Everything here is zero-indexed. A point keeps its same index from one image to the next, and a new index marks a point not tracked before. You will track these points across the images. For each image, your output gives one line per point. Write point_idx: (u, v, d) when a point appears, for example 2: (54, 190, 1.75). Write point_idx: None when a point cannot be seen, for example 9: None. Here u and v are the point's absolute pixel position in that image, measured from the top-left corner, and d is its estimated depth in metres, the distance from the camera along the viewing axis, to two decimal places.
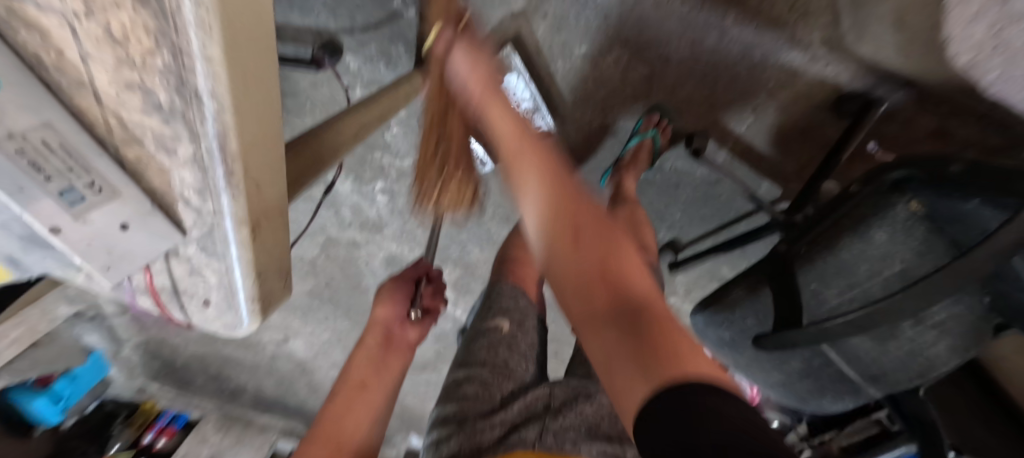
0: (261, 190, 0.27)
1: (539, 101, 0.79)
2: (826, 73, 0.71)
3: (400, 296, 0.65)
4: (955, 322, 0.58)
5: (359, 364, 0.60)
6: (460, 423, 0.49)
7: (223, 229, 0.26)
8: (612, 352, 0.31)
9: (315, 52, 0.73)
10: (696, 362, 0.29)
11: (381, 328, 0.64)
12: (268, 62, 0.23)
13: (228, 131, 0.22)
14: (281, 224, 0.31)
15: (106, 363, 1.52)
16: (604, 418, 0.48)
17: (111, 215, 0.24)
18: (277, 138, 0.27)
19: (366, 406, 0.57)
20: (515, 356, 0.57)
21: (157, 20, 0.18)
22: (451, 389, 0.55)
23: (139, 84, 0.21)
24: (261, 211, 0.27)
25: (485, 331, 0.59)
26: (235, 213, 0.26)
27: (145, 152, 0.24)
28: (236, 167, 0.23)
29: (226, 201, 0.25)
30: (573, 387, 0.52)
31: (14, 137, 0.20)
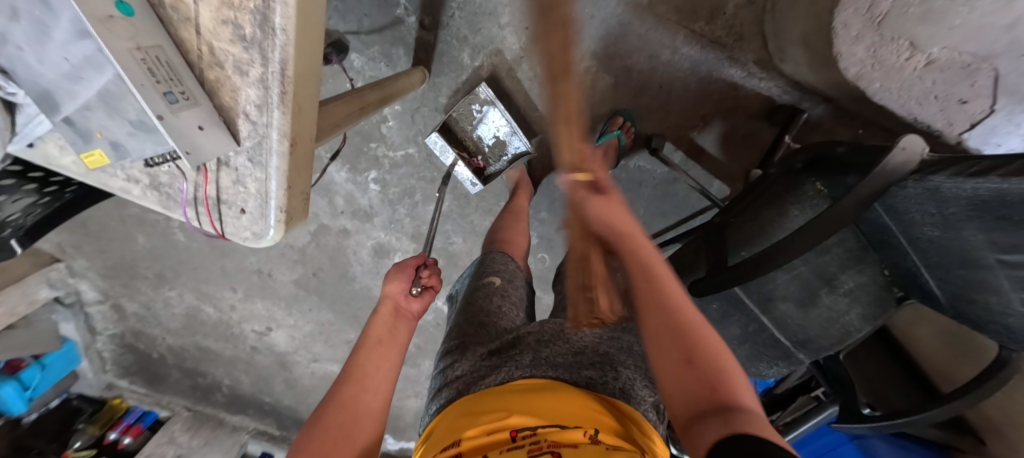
0: (301, 113, 0.35)
1: (514, 124, 0.91)
2: (761, 88, 0.85)
3: (401, 273, 0.63)
4: (863, 291, 0.70)
5: (376, 324, 0.59)
6: (461, 350, 0.58)
7: (270, 141, 0.35)
8: (702, 441, 0.31)
9: (325, 49, 0.83)
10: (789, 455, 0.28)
11: (389, 302, 0.61)
12: (320, 13, 0.32)
13: (288, 60, 0.31)
14: (309, 150, 0.39)
15: (78, 354, 1.48)
16: (587, 348, 0.53)
17: (193, 116, 0.32)
18: (316, 75, 0.36)
19: (381, 360, 0.54)
20: (507, 303, 0.66)
21: None
22: (453, 331, 0.63)
23: (233, 20, 0.30)
24: (298, 131, 0.36)
25: (480, 285, 0.68)
26: (282, 127, 0.34)
27: (223, 74, 0.33)
28: (290, 87, 0.32)
29: (277, 115, 0.33)
30: (560, 323, 0.58)
31: (140, 49, 0.29)
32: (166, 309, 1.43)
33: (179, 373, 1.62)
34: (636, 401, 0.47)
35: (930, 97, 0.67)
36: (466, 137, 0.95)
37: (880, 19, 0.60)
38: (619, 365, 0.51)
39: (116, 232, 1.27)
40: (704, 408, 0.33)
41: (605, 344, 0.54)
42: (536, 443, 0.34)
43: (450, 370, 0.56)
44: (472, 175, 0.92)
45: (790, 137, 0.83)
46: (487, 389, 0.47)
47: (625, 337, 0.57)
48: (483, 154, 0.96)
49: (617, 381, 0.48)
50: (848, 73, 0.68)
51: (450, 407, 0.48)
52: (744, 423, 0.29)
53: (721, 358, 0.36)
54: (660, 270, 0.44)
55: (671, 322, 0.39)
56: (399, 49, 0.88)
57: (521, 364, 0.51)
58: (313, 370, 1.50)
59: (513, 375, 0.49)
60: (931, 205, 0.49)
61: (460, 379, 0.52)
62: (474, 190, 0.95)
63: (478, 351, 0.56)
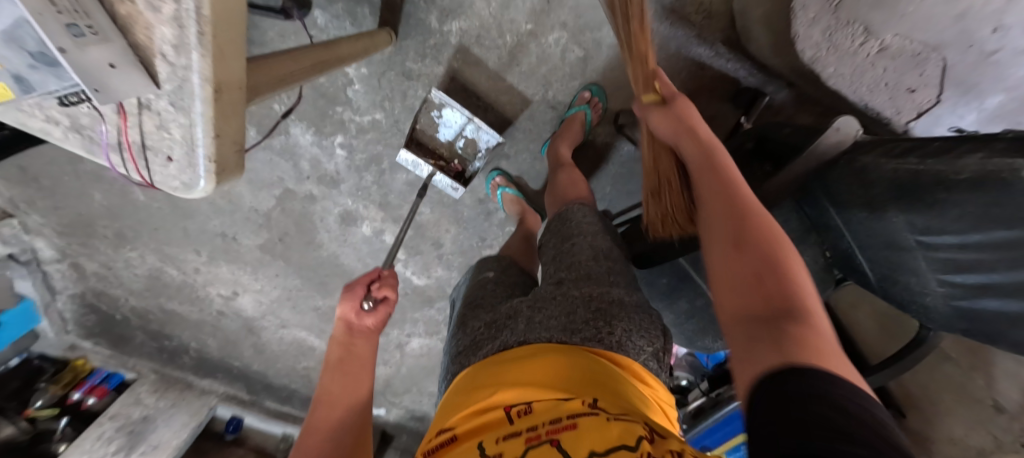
0: (225, 59, 0.34)
1: (474, 119, 0.89)
2: (727, 69, 0.86)
3: (351, 293, 0.62)
4: (803, 272, 0.73)
5: (331, 347, 0.61)
6: (463, 330, 0.61)
7: (191, 85, 0.34)
8: (751, 332, 0.35)
9: (285, 3, 0.80)
10: (834, 361, 0.31)
11: (342, 323, 0.62)
12: None
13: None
14: (240, 99, 0.39)
15: (36, 315, 1.42)
16: (578, 307, 0.54)
17: (101, 53, 0.30)
18: (240, 16, 0.34)
19: (349, 376, 0.57)
20: (501, 284, 0.71)
21: None
22: (458, 317, 0.67)
23: None
24: (223, 77, 0.35)
25: (476, 279, 0.74)
26: (202, 71, 0.33)
27: (135, 10, 0.32)
28: (207, 29, 0.31)
29: (196, 57, 0.32)
30: (549, 290, 0.59)
31: None
32: (127, 269, 1.40)
33: (144, 335, 1.59)
34: (635, 352, 0.50)
35: (882, 85, 0.68)
36: (437, 146, 0.97)
37: (837, 2, 0.61)
38: (614, 319, 0.52)
39: (71, 188, 1.23)
40: (762, 307, 0.36)
41: (597, 301, 0.54)
42: (533, 430, 0.35)
43: (457, 347, 0.59)
44: (452, 181, 0.96)
45: (748, 121, 0.84)
46: (488, 358, 0.50)
47: (614, 289, 0.56)
48: (458, 158, 0.97)
49: (613, 336, 0.50)
50: (804, 56, 0.68)
51: (450, 392, 0.49)
52: (790, 333, 0.32)
53: (793, 275, 0.38)
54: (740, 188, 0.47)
55: (742, 223, 0.43)
56: (365, 8, 0.86)
57: (515, 332, 0.53)
58: (281, 336, 1.51)
59: (509, 342, 0.51)
60: (859, 189, 0.51)
61: (463, 354, 0.56)
62: (456, 195, 1.00)
63: (476, 326, 0.59)
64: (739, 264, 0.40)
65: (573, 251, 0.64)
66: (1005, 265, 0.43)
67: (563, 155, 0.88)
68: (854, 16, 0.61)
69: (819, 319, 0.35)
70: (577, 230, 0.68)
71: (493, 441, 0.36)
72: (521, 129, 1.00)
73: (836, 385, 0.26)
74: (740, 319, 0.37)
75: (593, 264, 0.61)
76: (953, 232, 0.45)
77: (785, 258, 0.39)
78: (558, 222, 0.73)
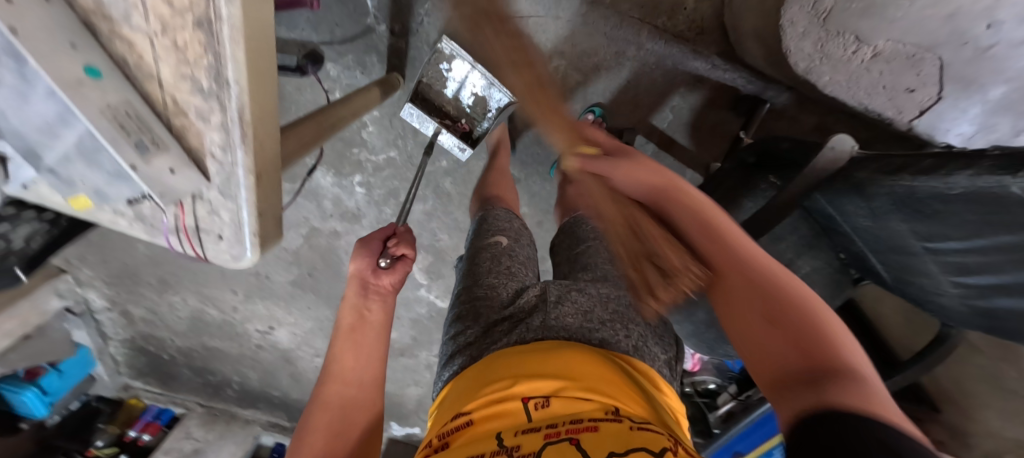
0: (264, 150, 0.39)
1: (489, 77, 0.84)
2: (726, 79, 0.88)
3: (366, 249, 0.63)
4: (821, 274, 0.74)
5: (344, 310, 0.59)
6: (476, 316, 0.57)
7: (237, 176, 0.39)
8: (790, 398, 0.31)
9: (300, 61, 0.86)
10: (894, 412, 0.27)
11: (356, 280, 0.61)
12: (269, 57, 0.35)
13: (245, 106, 0.35)
14: (275, 180, 0.43)
15: (93, 358, 1.55)
16: (596, 306, 0.55)
17: (162, 161, 0.36)
18: (273, 111, 0.39)
19: (362, 347, 0.55)
20: (515, 263, 0.66)
21: (206, 36, 0.32)
22: (462, 294, 0.64)
23: (190, 74, 0.34)
24: (263, 165, 0.40)
25: (486, 245, 0.69)
26: (246, 163, 0.38)
27: (188, 120, 0.37)
28: (249, 130, 0.36)
29: (240, 154, 0.37)
30: (566, 284, 0.60)
31: (110, 107, 0.33)
32: (172, 312, 1.49)
33: (189, 371, 1.69)
34: (651, 358, 0.51)
35: (880, 88, 0.68)
36: (443, 103, 0.92)
37: (825, 15, 0.63)
38: (631, 323, 0.54)
39: (117, 242, 1.32)
40: (789, 361, 0.33)
41: (614, 303, 0.56)
42: (554, 427, 0.35)
43: (461, 337, 0.56)
44: (459, 140, 0.92)
45: (748, 135, 0.87)
46: (498, 351, 0.49)
47: (630, 294, 0.59)
48: (466, 118, 0.95)
49: (630, 339, 0.51)
50: (797, 69, 0.69)
51: (460, 375, 0.50)
52: (832, 383, 0.29)
53: (822, 318, 0.35)
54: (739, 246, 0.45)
55: (750, 284, 0.40)
56: (373, 56, 0.93)
57: (530, 327, 0.52)
58: (316, 364, 1.57)
59: (525, 337, 0.50)
60: (861, 201, 0.52)
61: (472, 345, 0.54)
62: (461, 155, 0.97)
63: (489, 314, 0.57)
64: (758, 326, 0.37)
65: (590, 255, 0.67)
66: (1013, 265, 0.43)
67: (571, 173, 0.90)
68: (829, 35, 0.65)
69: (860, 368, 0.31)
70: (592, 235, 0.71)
71: (512, 433, 0.36)
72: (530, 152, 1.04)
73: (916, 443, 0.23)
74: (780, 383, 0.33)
75: (610, 268, 0.64)
76: (957, 238, 0.46)
77: (808, 303, 0.37)
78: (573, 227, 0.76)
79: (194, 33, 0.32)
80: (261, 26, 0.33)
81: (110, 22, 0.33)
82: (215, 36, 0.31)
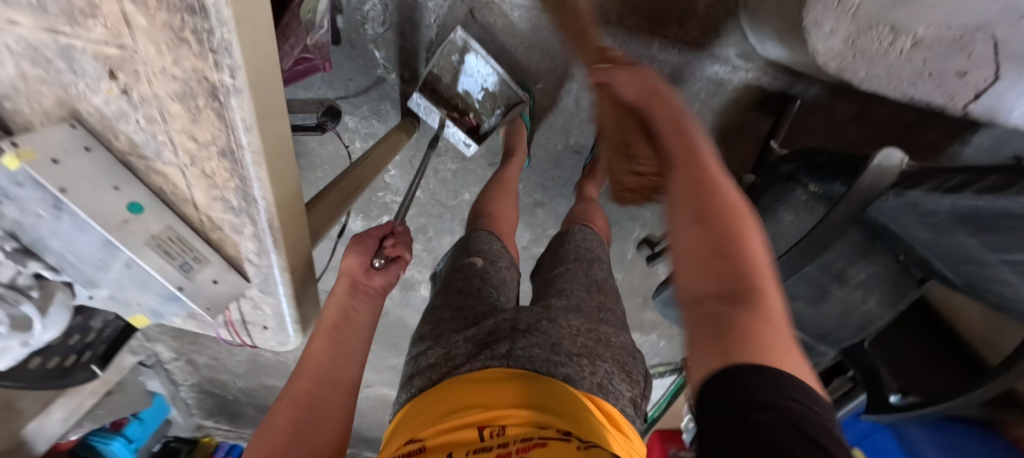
0: (296, 246, 0.42)
1: (500, 73, 0.85)
2: (749, 79, 0.84)
3: (361, 247, 0.56)
4: (878, 280, 0.68)
5: (330, 306, 0.52)
6: (437, 338, 0.49)
7: (272, 275, 0.42)
8: (701, 322, 0.28)
9: (321, 120, 0.87)
10: (792, 362, 0.24)
11: (346, 279, 0.54)
12: (291, 171, 0.38)
13: (273, 217, 0.38)
14: (309, 268, 0.47)
15: (167, 404, 1.67)
16: (565, 338, 0.47)
17: (207, 274, 0.41)
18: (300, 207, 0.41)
19: (343, 343, 0.48)
20: (489, 285, 0.57)
21: (232, 166, 0.35)
22: (428, 313, 0.56)
23: (222, 197, 0.38)
24: (297, 259, 0.43)
25: (460, 267, 0.60)
26: (280, 262, 0.41)
27: (224, 234, 0.42)
28: (278, 233, 0.39)
29: (273, 255, 0.41)
30: (537, 312, 0.51)
31: (155, 237, 0.37)
32: (230, 358, 1.57)
33: (252, 409, 1.79)
34: (614, 397, 0.45)
35: (926, 75, 0.61)
36: (453, 96, 0.91)
37: (853, 10, 0.58)
38: (599, 359, 0.47)
39: None
40: (712, 279, 0.29)
41: (584, 337, 0.48)
42: (504, 446, 0.32)
43: (422, 358, 0.48)
44: (465, 134, 0.90)
45: (778, 142, 0.82)
46: (453, 379, 0.41)
47: (605, 327, 0.52)
48: (473, 113, 0.93)
49: (595, 376, 0.44)
50: (829, 68, 0.64)
51: (409, 406, 0.42)
52: (733, 321, 0.26)
53: (749, 244, 0.31)
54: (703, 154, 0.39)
55: (696, 191, 0.35)
56: (387, 104, 0.95)
57: (495, 355, 0.43)
58: (366, 394, 1.62)
59: (486, 364, 0.43)
60: (920, 219, 0.46)
61: (432, 368, 0.45)
62: (467, 152, 0.92)
63: (454, 337, 0.48)
64: (690, 229, 0.33)
65: (565, 277, 0.60)
66: None
67: (589, 193, 0.88)
68: (858, 31, 0.60)
69: (774, 301, 0.28)
70: (573, 255, 0.64)
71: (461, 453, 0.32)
72: (551, 176, 1.03)
73: (807, 412, 0.20)
74: (697, 299, 0.30)
75: (585, 295, 0.56)
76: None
77: (741, 222, 0.32)
78: (559, 241, 0.70)
79: (220, 163, 0.35)
80: (282, 149, 0.36)
81: (145, 159, 0.38)
82: (237, 163, 0.34)
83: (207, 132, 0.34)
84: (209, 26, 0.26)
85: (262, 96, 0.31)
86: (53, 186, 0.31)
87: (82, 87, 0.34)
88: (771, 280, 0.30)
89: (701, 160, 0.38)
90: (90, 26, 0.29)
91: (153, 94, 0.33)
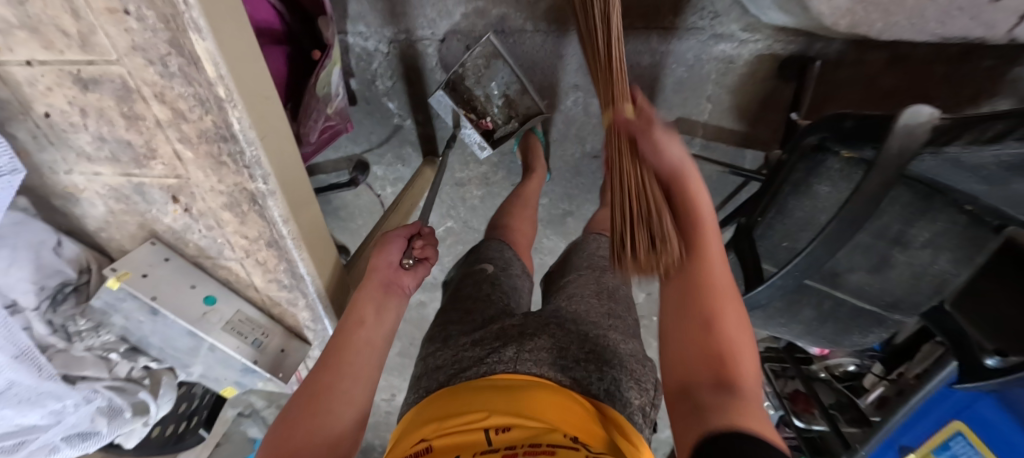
0: (331, 278, 0.60)
1: (524, 81, 0.84)
2: (760, 50, 0.81)
3: (390, 246, 0.56)
4: (947, 239, 0.61)
5: (361, 305, 0.50)
6: (444, 341, 0.54)
7: (321, 325, 0.67)
8: (689, 408, 0.35)
9: (352, 175, 1.00)
10: (761, 426, 0.31)
11: (376, 276, 0.54)
12: (321, 226, 0.55)
13: (310, 269, 0.56)
14: (344, 292, 0.65)
15: None
16: (573, 344, 0.50)
17: (274, 345, 0.67)
18: (328, 241, 0.58)
19: (362, 342, 0.47)
20: (497, 290, 0.61)
21: (275, 249, 0.54)
22: (440, 317, 0.60)
23: (274, 266, 0.58)
24: (334, 288, 0.62)
25: (471, 272, 0.65)
26: (320, 297, 0.61)
27: (282, 308, 0.67)
28: (316, 277, 0.57)
29: (315, 295, 0.60)
30: (545, 317, 0.55)
31: (229, 321, 0.62)
32: None
33: None
34: (621, 404, 0.44)
35: (954, 11, 0.55)
36: (473, 97, 0.89)
37: None
38: (606, 365, 0.48)
39: None
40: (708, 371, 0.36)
41: (591, 343, 0.51)
42: (511, 448, 0.33)
43: (430, 359, 0.53)
44: (480, 137, 0.88)
45: (799, 115, 0.78)
46: (462, 383, 0.45)
47: (610, 334, 0.53)
48: (490, 116, 0.91)
49: (602, 382, 0.45)
50: (841, 28, 0.61)
51: (418, 408, 0.45)
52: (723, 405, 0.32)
53: (732, 335, 0.38)
54: (713, 246, 0.42)
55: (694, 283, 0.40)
56: (409, 149, 1.02)
57: (502, 357, 0.47)
58: None
59: (493, 368, 0.46)
60: (968, 174, 0.42)
61: (442, 369, 0.50)
62: (479, 154, 0.90)
63: (460, 341, 0.53)
64: (692, 318, 0.39)
65: (575, 285, 0.63)
66: None
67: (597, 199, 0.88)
68: None
69: (752, 392, 0.35)
70: (585, 264, 0.68)
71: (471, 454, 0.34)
72: (575, 183, 1.04)
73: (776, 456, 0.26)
74: (689, 383, 0.37)
75: (595, 302, 0.59)
76: None
77: (726, 315, 0.39)
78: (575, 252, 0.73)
79: (270, 254, 0.55)
80: (315, 223, 0.53)
81: (210, 258, 0.61)
82: (282, 248, 0.53)
83: (255, 229, 0.51)
84: (241, 148, 0.39)
85: (289, 187, 0.45)
86: (148, 296, 0.54)
87: (156, 211, 0.54)
88: (749, 372, 0.36)
89: (713, 257, 0.42)
90: (151, 166, 0.46)
91: (205, 207, 0.51)
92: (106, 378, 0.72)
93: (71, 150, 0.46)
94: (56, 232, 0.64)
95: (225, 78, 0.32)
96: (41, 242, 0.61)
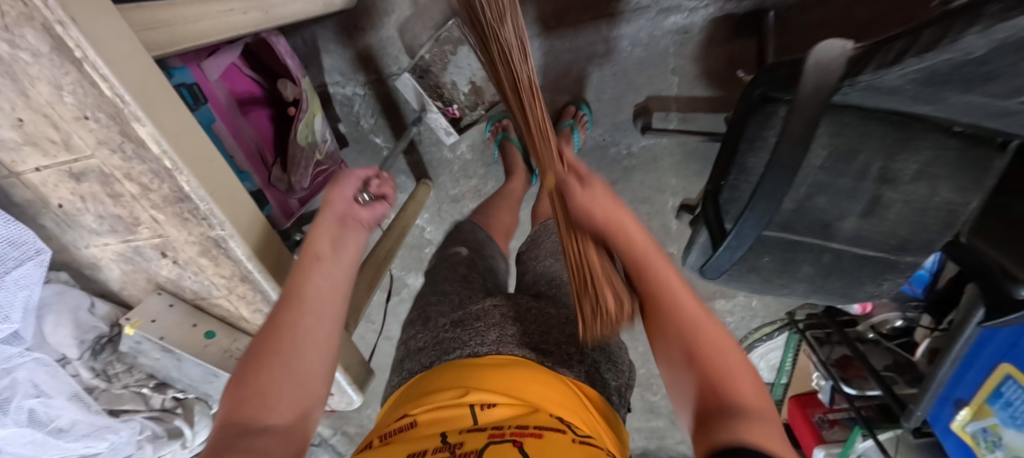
0: None
1: None
2: (713, 14, 0.80)
3: (345, 183, 0.60)
4: (938, 166, 0.57)
5: (318, 236, 0.55)
6: (424, 323, 0.58)
7: None
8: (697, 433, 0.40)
9: None
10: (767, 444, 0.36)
11: (332, 210, 0.57)
12: (285, 257, 0.65)
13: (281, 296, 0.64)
14: None
15: None
16: (553, 328, 0.55)
17: None
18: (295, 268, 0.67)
19: (322, 284, 0.52)
20: (473, 273, 0.67)
21: (247, 283, 0.63)
22: (416, 300, 0.65)
23: (254, 299, 0.67)
24: None
25: (446, 255, 0.71)
26: None
27: None
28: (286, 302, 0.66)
29: None
30: (525, 301, 0.59)
31: (228, 351, 0.71)
32: None
33: None
34: (601, 384, 0.50)
35: None
36: (442, 85, 0.92)
37: None
38: (587, 348, 0.53)
39: None
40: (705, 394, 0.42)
41: (571, 325, 0.56)
42: (499, 428, 0.36)
43: (411, 343, 0.58)
44: (446, 124, 0.94)
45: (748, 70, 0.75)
46: (448, 363, 0.48)
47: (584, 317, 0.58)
48: (457, 104, 0.95)
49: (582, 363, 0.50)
50: None
51: (408, 386, 0.49)
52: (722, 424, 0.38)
53: (714, 350, 0.44)
54: (671, 279, 0.49)
55: (673, 326, 0.47)
56: (402, 176, 1.09)
57: (485, 340, 0.50)
58: None
59: (476, 351, 0.49)
60: (898, 98, 0.40)
61: (423, 352, 0.54)
62: (447, 139, 0.98)
63: (439, 323, 0.57)
64: (679, 350, 0.45)
65: (554, 268, 0.67)
66: None
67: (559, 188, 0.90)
68: None
69: (746, 396, 0.41)
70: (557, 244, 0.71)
71: (456, 431, 0.37)
72: None
73: None
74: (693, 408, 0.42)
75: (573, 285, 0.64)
76: None
77: (705, 337, 0.45)
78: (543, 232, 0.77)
79: (245, 289, 0.65)
80: (276, 256, 0.63)
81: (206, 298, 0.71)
82: (253, 281, 0.62)
83: (228, 268, 0.61)
84: (195, 205, 0.50)
85: (245, 230, 0.56)
86: (155, 337, 0.68)
87: (155, 266, 0.66)
88: (738, 374, 0.43)
89: (676, 290, 0.48)
90: (139, 231, 0.58)
91: (187, 257, 0.62)
92: (143, 409, 0.79)
93: (83, 228, 0.60)
94: (89, 296, 0.78)
95: (167, 152, 0.43)
96: (80, 305, 0.76)
